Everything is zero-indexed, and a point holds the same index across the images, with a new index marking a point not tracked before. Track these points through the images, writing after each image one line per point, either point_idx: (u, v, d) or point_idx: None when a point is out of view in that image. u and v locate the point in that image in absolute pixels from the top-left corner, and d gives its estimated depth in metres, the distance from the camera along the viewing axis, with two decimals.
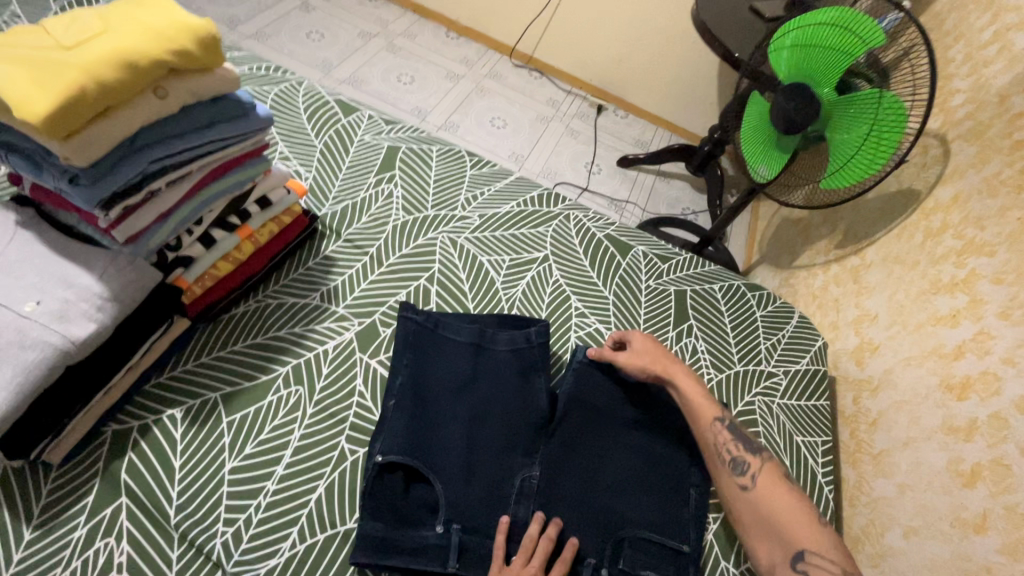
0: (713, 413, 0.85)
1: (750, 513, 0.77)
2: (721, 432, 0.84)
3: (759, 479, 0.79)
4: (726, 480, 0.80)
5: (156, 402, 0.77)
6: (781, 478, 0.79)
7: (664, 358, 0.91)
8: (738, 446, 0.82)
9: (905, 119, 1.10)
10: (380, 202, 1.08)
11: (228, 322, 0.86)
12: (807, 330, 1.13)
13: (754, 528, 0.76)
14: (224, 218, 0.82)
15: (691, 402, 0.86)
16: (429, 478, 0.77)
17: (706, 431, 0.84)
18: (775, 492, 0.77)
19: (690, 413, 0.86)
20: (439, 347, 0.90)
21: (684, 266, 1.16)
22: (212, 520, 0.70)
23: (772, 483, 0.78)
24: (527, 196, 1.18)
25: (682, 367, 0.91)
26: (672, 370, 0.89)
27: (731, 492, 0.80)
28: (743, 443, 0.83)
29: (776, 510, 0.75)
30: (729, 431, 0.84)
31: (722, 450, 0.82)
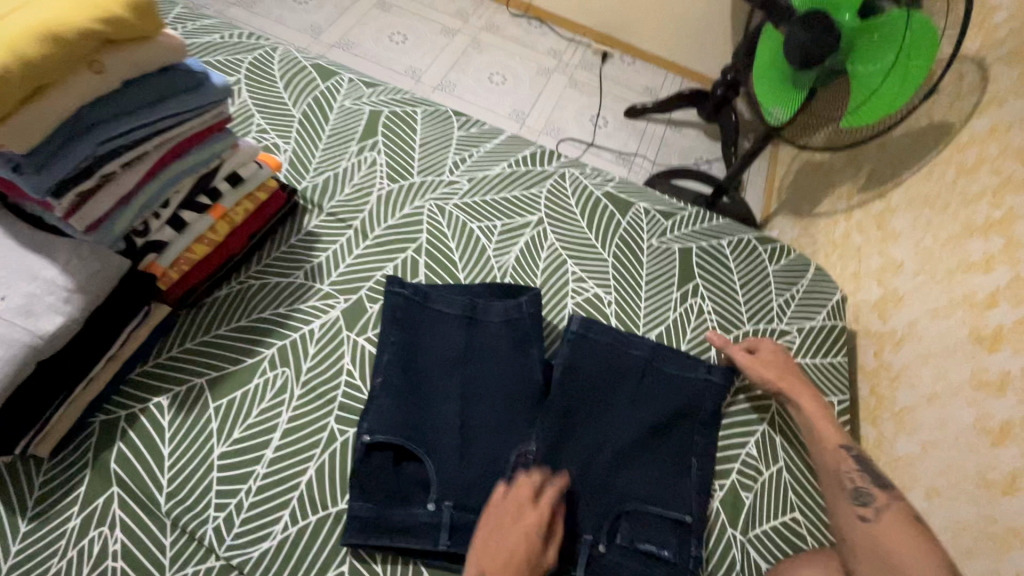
0: (838, 440, 0.80)
1: (868, 548, 0.68)
2: (846, 460, 0.78)
3: (885, 515, 0.70)
4: (844, 509, 0.73)
5: (142, 391, 0.76)
6: (915, 519, 0.69)
7: (788, 372, 0.88)
8: (863, 475, 0.75)
9: (937, 45, 0.98)
10: (363, 171, 1.03)
11: (211, 306, 0.84)
12: (824, 284, 1.06)
13: (868, 565, 0.67)
14: (192, 198, 0.78)
15: (815, 427, 0.82)
16: (419, 455, 0.76)
17: (829, 456, 0.79)
18: (905, 531, 0.68)
19: (813, 435, 0.82)
20: (427, 322, 0.86)
21: (690, 221, 1.09)
22: (203, 507, 0.69)
23: (900, 523, 0.68)
24: (519, 155, 1.11)
25: (810, 390, 0.86)
26: (794, 391, 0.86)
27: (847, 522, 0.72)
28: (869, 473, 0.75)
29: (901, 546, 0.66)
30: (856, 461, 0.77)
31: (845, 478, 0.76)
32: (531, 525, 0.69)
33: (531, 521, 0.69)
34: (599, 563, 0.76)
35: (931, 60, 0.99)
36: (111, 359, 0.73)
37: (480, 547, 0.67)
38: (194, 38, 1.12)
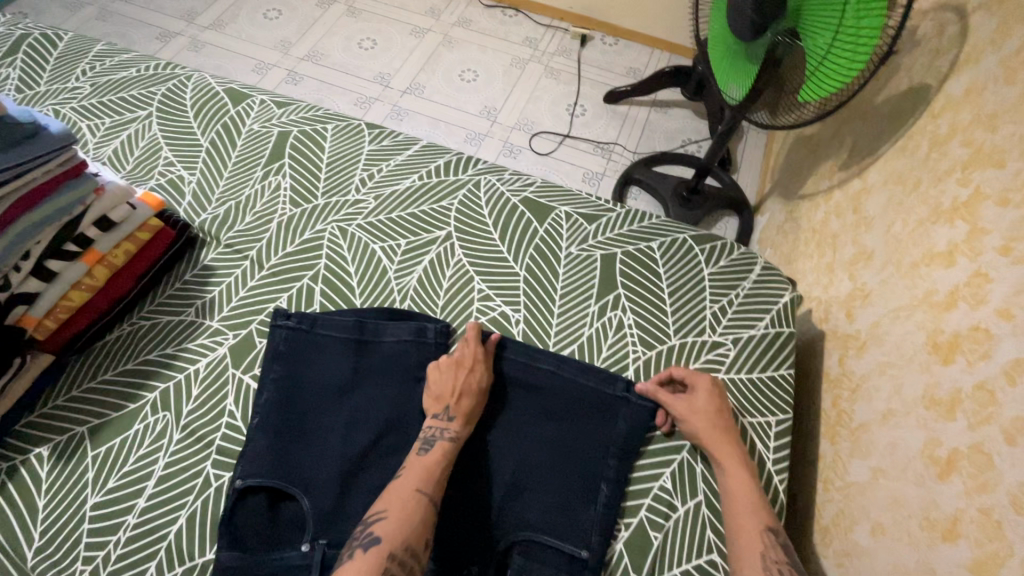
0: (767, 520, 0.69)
1: None
2: (772, 546, 0.66)
3: None
4: None
5: (25, 441, 0.76)
6: None
7: (716, 421, 0.77)
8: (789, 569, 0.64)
9: (883, 17, 0.85)
10: (266, 197, 1.00)
11: (100, 350, 0.84)
12: (772, 283, 0.93)
13: None
14: (59, 246, 0.77)
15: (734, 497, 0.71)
16: (294, 494, 0.73)
17: (755, 536, 0.67)
18: None
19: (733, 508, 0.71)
20: (314, 350, 0.83)
21: (617, 223, 0.99)
22: (71, 560, 0.69)
23: None
24: (431, 166, 1.05)
25: (741, 454, 0.75)
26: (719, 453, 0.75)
27: None
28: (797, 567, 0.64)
29: None
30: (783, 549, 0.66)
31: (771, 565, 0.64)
32: (477, 358, 0.81)
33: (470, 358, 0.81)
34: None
35: (878, 31, 0.86)
36: None
37: (436, 391, 0.79)
38: (111, 75, 1.13)
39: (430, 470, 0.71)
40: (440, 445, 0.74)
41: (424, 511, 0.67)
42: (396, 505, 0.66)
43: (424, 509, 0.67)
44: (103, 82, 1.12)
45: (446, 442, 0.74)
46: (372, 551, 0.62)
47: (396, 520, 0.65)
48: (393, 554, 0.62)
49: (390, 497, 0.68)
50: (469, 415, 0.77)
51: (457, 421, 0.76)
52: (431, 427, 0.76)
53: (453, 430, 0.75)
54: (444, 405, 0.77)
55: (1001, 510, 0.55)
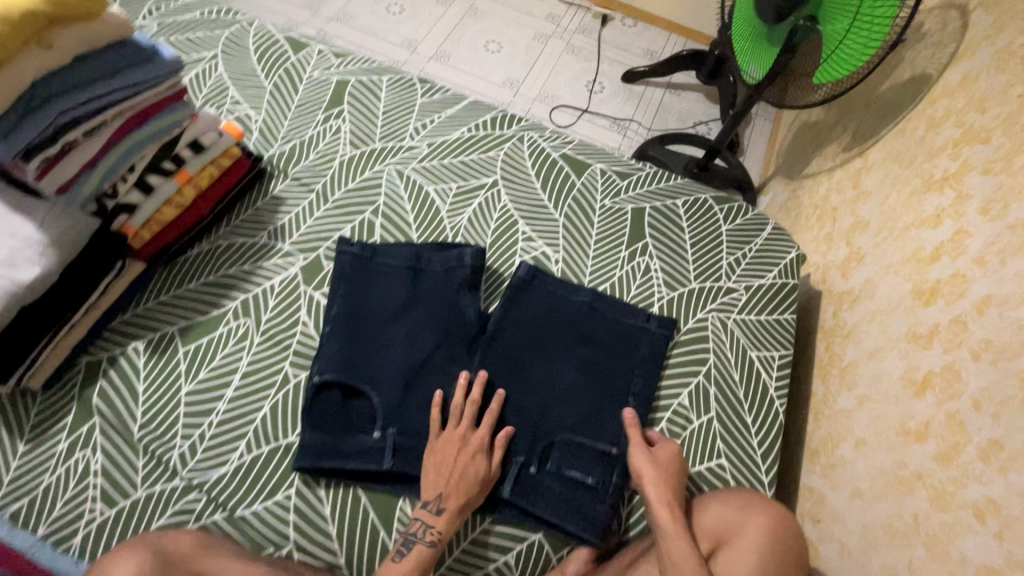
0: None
1: None
2: None
3: None
4: None
5: (121, 336, 0.86)
6: None
7: (665, 485, 0.77)
8: None
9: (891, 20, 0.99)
10: (328, 138, 1.08)
11: (183, 263, 0.93)
12: (781, 241, 1.05)
13: None
14: (157, 163, 0.86)
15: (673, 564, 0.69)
16: (365, 392, 0.84)
17: None
18: None
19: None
20: (374, 273, 0.93)
21: (646, 181, 1.10)
22: (171, 435, 0.79)
23: None
24: (479, 120, 1.14)
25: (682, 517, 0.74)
26: (668, 523, 0.73)
27: None
28: None
29: None
30: None
31: None
32: (480, 456, 0.79)
33: (471, 451, 0.79)
34: (530, 481, 0.81)
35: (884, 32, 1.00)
36: (91, 309, 0.83)
37: (431, 473, 0.78)
38: (177, 16, 1.20)
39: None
40: (421, 545, 0.73)
41: None
42: None
43: None
44: (168, 23, 1.19)
45: (427, 545, 0.74)
46: None
47: None
48: None
49: None
50: (456, 514, 0.75)
51: (445, 516, 0.75)
52: (418, 521, 0.75)
53: (438, 527, 0.74)
54: (436, 491, 0.76)
55: (964, 411, 0.69)
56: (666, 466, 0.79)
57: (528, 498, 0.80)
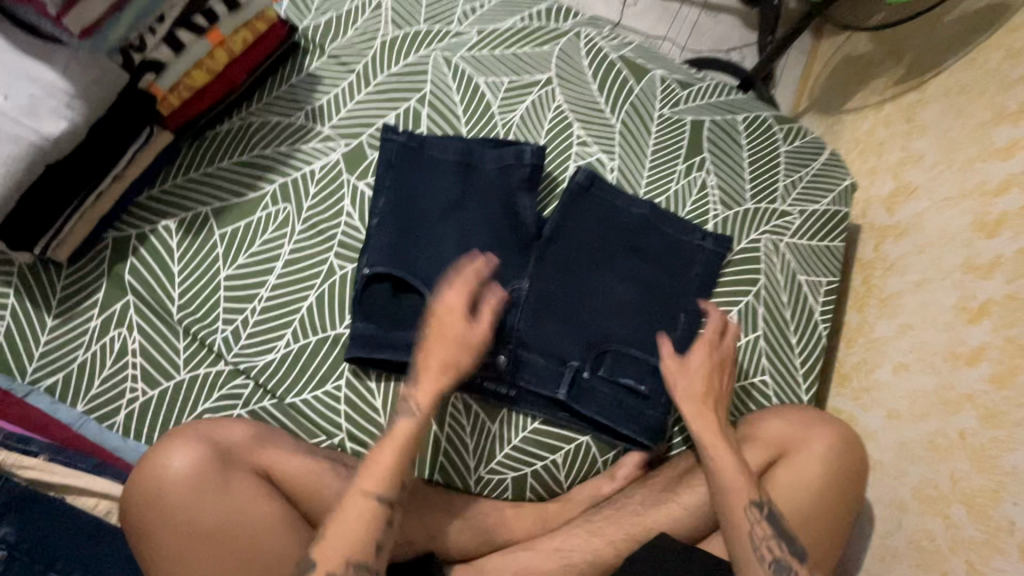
0: (749, 496, 0.69)
1: None
2: (757, 522, 0.68)
3: None
4: None
5: (150, 213, 0.79)
6: None
7: (702, 390, 0.77)
8: (778, 543, 0.67)
9: None
10: (367, 14, 0.97)
11: (213, 140, 0.85)
12: (838, 167, 1.02)
13: None
14: (188, 17, 0.75)
15: (720, 470, 0.71)
16: (418, 289, 0.79)
17: (738, 515, 0.68)
18: None
19: (719, 482, 0.71)
20: (423, 165, 0.86)
21: (706, 94, 1.04)
22: (212, 319, 0.75)
23: None
24: (533, 9, 1.04)
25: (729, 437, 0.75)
26: (705, 429, 0.74)
27: None
28: (785, 542, 0.67)
29: None
30: (767, 522, 0.68)
31: (761, 550, 0.66)
32: (456, 314, 0.71)
33: (470, 337, 0.71)
34: (583, 387, 0.81)
35: None
36: (118, 179, 0.75)
37: (425, 337, 0.71)
38: None
39: (386, 470, 0.64)
40: (403, 419, 0.68)
41: (372, 517, 0.62)
42: (349, 517, 0.61)
43: (378, 515, 0.62)
44: None
45: (409, 417, 0.68)
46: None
47: (344, 538, 0.60)
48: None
49: (344, 508, 0.62)
50: (439, 383, 0.70)
51: (427, 390, 0.69)
52: (402, 396, 0.70)
53: (417, 398, 0.69)
54: (424, 355, 0.70)
55: None
56: (697, 373, 0.78)
57: (583, 402, 0.80)
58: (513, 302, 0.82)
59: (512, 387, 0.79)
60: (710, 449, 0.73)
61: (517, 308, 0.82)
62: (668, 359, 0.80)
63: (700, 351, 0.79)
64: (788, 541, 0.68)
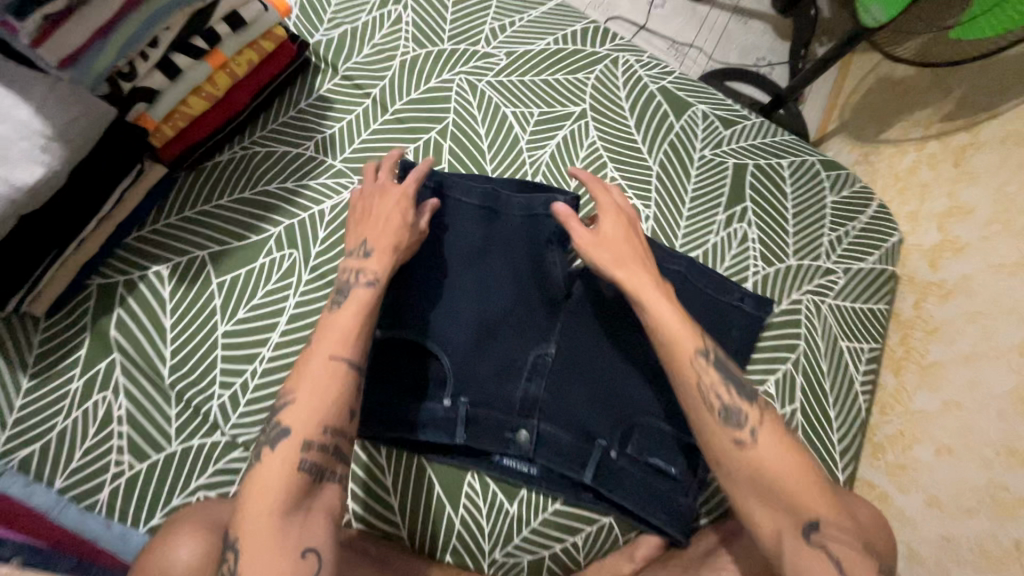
0: (693, 346, 0.64)
1: (744, 481, 0.59)
2: (706, 370, 0.64)
3: (761, 434, 0.60)
4: (716, 437, 0.61)
5: (139, 257, 0.71)
6: (785, 433, 0.61)
7: (619, 248, 0.70)
8: (728, 390, 0.63)
9: None
10: (385, 29, 0.87)
11: (211, 171, 0.76)
12: (887, 220, 0.95)
13: (749, 497, 0.58)
14: (185, 39, 0.65)
15: (663, 328, 0.65)
16: (435, 353, 0.74)
17: (685, 371, 0.63)
18: (779, 449, 0.59)
19: (661, 340, 0.65)
20: (442, 213, 0.78)
21: (750, 133, 0.95)
22: (208, 383, 0.68)
23: (775, 439, 0.60)
24: (568, 30, 0.94)
25: (649, 274, 0.69)
26: (632, 273, 0.69)
27: (725, 454, 0.60)
28: (738, 389, 0.63)
29: (790, 488, 0.57)
30: (712, 366, 0.64)
31: (710, 398, 0.63)
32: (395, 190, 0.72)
33: (405, 212, 0.71)
34: (609, 468, 0.74)
35: None
36: (104, 221, 0.67)
37: (358, 219, 0.71)
38: None
39: (347, 334, 0.61)
40: (359, 286, 0.65)
41: (345, 377, 0.58)
42: (305, 384, 0.57)
43: (347, 375, 0.59)
44: None
45: (366, 285, 0.65)
46: (280, 446, 0.54)
47: (308, 400, 0.57)
48: (308, 442, 0.55)
49: (299, 378, 0.58)
50: (390, 254, 0.68)
51: (374, 256, 0.67)
52: (347, 271, 0.67)
53: (370, 267, 0.66)
54: (363, 238, 0.69)
55: None
56: (614, 238, 0.71)
57: (611, 488, 0.73)
58: (537, 369, 0.75)
59: (531, 465, 0.75)
60: (647, 308, 0.67)
61: (540, 376, 0.75)
62: (581, 237, 0.71)
63: (607, 212, 0.73)
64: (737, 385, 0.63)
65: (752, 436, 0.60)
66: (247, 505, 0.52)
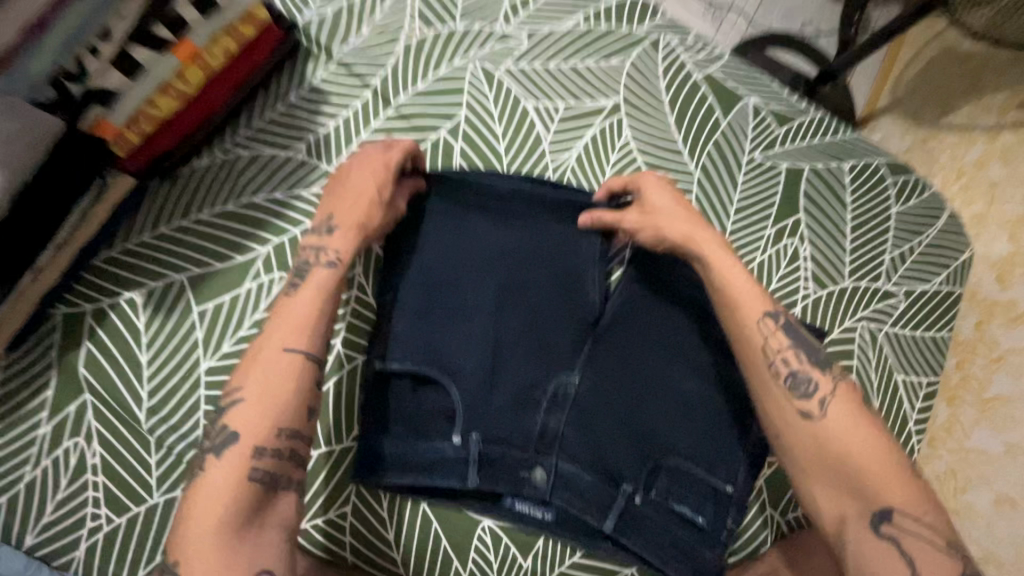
0: (761, 306, 0.58)
1: (812, 455, 0.52)
2: (773, 333, 0.57)
3: (833, 405, 0.53)
4: (780, 405, 0.55)
5: (109, 282, 0.62)
6: (860, 403, 0.54)
7: (684, 212, 0.64)
8: (799, 357, 0.56)
9: None
10: (387, 5, 0.75)
11: (188, 178, 0.66)
12: (958, 235, 0.83)
13: (815, 471, 0.52)
14: (144, 27, 0.54)
15: (725, 286, 0.60)
16: (442, 383, 0.65)
17: (750, 333, 0.58)
18: (855, 420, 0.52)
19: (725, 301, 0.59)
20: (448, 225, 0.69)
21: (808, 133, 0.83)
22: (191, 427, 0.61)
23: (848, 407, 0.53)
24: (600, 6, 0.80)
25: (720, 239, 0.63)
26: (697, 238, 0.62)
27: (788, 423, 0.54)
28: (808, 353, 0.56)
29: (865, 465, 0.50)
30: (783, 329, 0.58)
31: (776, 362, 0.56)
32: (370, 157, 0.62)
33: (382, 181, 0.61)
34: (633, 515, 0.66)
35: None
36: (65, 245, 0.58)
37: (329, 192, 0.62)
38: None
39: (307, 321, 0.54)
40: (321, 268, 0.57)
41: (302, 374, 0.51)
42: (259, 376, 0.51)
43: (306, 371, 0.52)
44: None
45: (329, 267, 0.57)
46: (231, 452, 0.48)
47: (265, 396, 0.50)
48: (262, 446, 0.48)
49: (252, 369, 0.51)
50: (358, 231, 0.59)
51: (340, 234, 0.59)
52: (309, 250, 0.59)
53: (334, 248, 0.58)
54: (330, 212, 0.61)
55: None
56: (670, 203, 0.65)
57: (632, 536, 0.66)
58: (556, 403, 0.66)
59: (546, 510, 0.67)
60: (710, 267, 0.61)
61: (561, 410, 0.66)
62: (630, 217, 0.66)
63: (651, 184, 0.67)
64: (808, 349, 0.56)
65: (821, 407, 0.53)
66: (187, 523, 0.46)
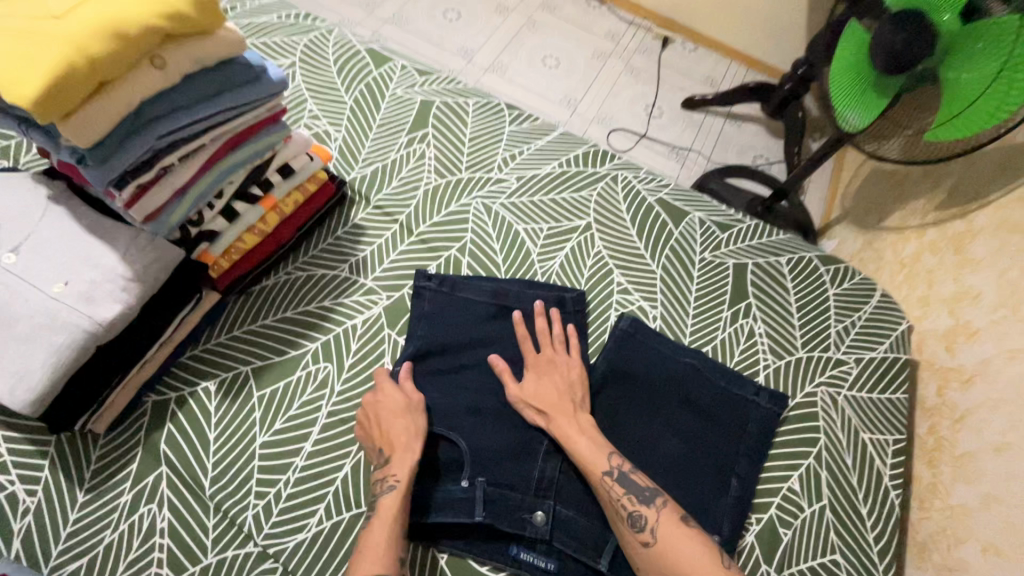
0: (600, 466, 0.73)
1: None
2: (613, 486, 0.72)
3: (659, 532, 0.68)
4: (626, 539, 0.69)
5: (190, 374, 0.79)
6: (681, 520, 0.69)
7: (545, 392, 0.80)
8: (631, 497, 0.71)
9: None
10: (411, 163, 1.01)
11: (259, 294, 0.86)
12: (892, 309, 0.96)
13: None
14: (246, 189, 0.78)
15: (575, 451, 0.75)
16: (451, 436, 0.77)
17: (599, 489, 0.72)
18: (677, 537, 0.67)
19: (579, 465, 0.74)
20: (456, 310, 0.86)
21: (747, 236, 1.02)
22: (244, 494, 0.72)
23: (670, 528, 0.68)
24: (571, 154, 1.06)
25: (570, 408, 0.78)
26: (555, 418, 0.77)
27: (635, 551, 0.69)
28: (636, 492, 0.71)
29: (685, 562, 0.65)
30: (620, 483, 0.72)
31: (619, 508, 0.70)
32: (384, 382, 0.77)
33: (411, 405, 0.76)
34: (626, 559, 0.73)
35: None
36: (164, 343, 0.75)
37: (371, 431, 0.74)
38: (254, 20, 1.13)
39: (376, 550, 0.63)
40: (387, 496, 0.69)
41: None
42: None
43: None
44: (247, 27, 1.12)
45: (391, 492, 0.69)
46: None
47: None
48: None
49: None
50: (407, 449, 0.72)
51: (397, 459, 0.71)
52: (378, 482, 0.71)
53: (393, 473, 0.70)
54: (378, 450, 0.73)
55: None
56: (536, 387, 0.80)
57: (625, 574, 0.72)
58: (552, 453, 0.78)
59: (549, 559, 0.74)
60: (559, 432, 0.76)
61: (556, 456, 0.78)
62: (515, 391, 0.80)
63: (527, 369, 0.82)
64: (638, 492, 0.71)
65: (653, 534, 0.68)
66: None
